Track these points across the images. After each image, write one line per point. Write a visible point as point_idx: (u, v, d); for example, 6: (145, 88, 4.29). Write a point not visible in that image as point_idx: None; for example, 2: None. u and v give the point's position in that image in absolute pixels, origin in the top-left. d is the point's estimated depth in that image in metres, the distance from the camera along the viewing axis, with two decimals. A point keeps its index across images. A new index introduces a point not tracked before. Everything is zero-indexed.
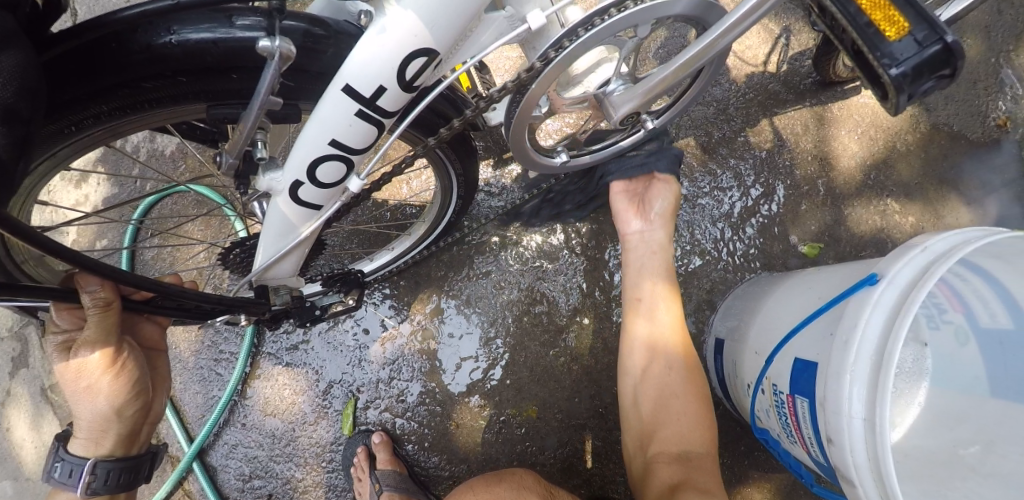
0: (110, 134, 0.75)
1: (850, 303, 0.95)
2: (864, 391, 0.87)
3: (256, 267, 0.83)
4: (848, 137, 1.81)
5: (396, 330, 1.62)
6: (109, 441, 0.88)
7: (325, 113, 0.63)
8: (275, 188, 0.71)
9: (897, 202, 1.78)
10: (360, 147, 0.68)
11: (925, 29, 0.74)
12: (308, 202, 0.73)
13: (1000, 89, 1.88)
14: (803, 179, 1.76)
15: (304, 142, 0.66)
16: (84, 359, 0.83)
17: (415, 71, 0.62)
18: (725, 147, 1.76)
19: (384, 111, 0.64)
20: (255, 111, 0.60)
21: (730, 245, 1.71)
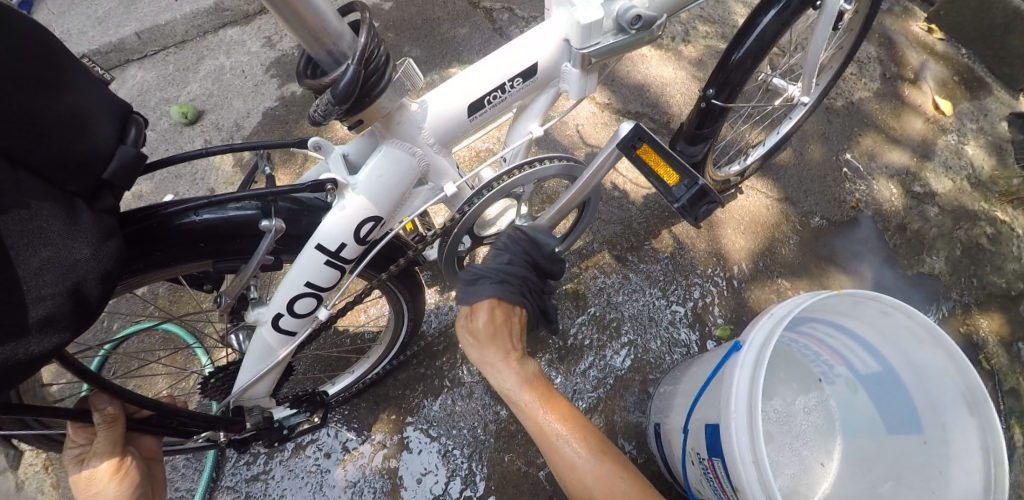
0: (134, 287, 0.93)
1: (727, 368, 1.18)
2: (746, 438, 1.06)
3: (237, 389, 0.99)
4: (733, 234, 2.18)
5: (357, 450, 1.71)
6: None
7: (303, 263, 0.85)
8: (261, 319, 0.90)
9: (787, 281, 2.12)
10: (327, 285, 0.90)
11: (688, 176, 1.10)
12: (285, 329, 0.92)
13: (845, 180, 2.37)
14: (704, 273, 2.09)
15: (285, 285, 0.87)
16: (94, 469, 0.95)
17: (367, 231, 0.87)
18: (635, 254, 2.08)
19: (346, 258, 0.88)
20: (253, 264, 0.84)
21: (653, 336, 1.96)
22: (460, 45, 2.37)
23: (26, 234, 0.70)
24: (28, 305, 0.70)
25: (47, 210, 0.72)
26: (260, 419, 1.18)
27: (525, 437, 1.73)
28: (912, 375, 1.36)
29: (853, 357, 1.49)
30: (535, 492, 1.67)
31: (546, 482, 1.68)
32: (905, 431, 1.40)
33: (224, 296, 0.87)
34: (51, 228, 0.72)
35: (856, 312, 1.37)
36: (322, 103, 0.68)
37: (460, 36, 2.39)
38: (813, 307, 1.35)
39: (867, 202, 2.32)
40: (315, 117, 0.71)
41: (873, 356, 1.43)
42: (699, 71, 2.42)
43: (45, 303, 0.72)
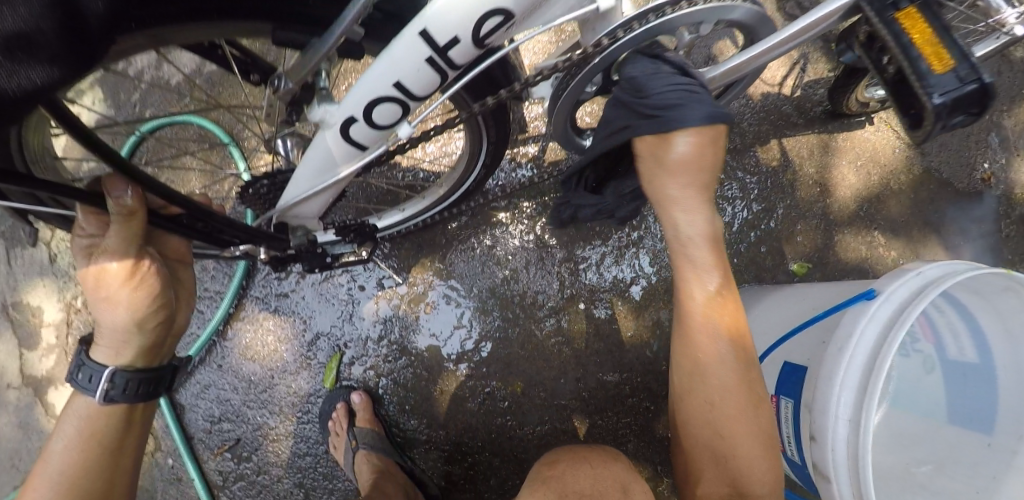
0: (172, 41, 0.78)
1: (848, 313, 1.05)
2: (852, 395, 0.97)
3: (286, 201, 0.84)
4: (847, 168, 1.84)
5: (392, 290, 1.64)
6: (130, 351, 0.95)
7: (399, 55, 0.65)
8: (327, 120, 0.72)
9: (884, 236, 1.81)
10: (420, 94, 0.69)
11: (966, 68, 0.83)
12: (356, 142, 0.74)
13: (988, 147, 1.87)
14: (803, 200, 1.81)
15: (365, 82, 0.67)
16: (105, 268, 0.90)
17: (489, 30, 0.64)
18: (733, 159, 1.80)
19: (453, 63, 0.67)
20: (331, 40, 0.63)
21: (725, 252, 1.76)
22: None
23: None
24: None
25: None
26: (303, 242, 1.07)
27: (563, 317, 1.63)
28: (1017, 376, 1.10)
29: (945, 328, 1.21)
30: (564, 371, 1.62)
31: (575, 365, 1.62)
32: (971, 422, 1.18)
33: (285, 79, 0.69)
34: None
35: (996, 293, 1.09)
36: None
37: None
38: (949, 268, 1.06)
39: (1002, 178, 1.86)
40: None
41: (978, 341, 1.16)
42: None
43: (9, 13, 0.55)
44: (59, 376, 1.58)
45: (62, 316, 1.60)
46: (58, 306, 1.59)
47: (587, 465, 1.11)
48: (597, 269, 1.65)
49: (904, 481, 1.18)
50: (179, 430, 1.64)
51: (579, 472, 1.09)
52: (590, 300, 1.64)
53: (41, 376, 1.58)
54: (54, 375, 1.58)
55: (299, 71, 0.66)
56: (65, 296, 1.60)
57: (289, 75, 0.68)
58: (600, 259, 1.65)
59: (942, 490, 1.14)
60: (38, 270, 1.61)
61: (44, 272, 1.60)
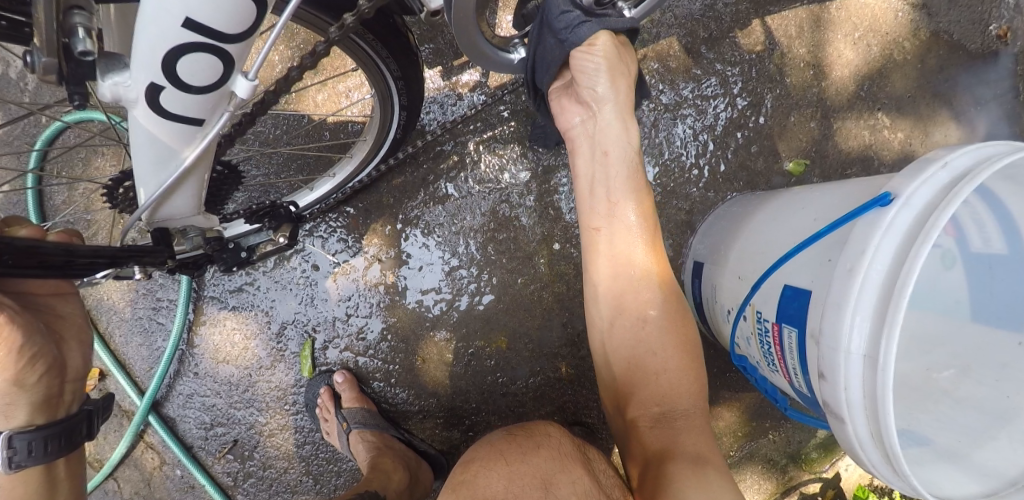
0: None
1: (860, 224, 0.89)
2: (867, 324, 0.84)
3: (142, 203, 0.69)
4: (844, 42, 1.61)
5: (349, 265, 1.48)
6: (21, 411, 0.82)
7: None
8: (123, 96, 0.58)
9: (888, 117, 1.61)
10: (232, 31, 0.54)
11: None
12: (177, 115, 0.60)
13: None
14: (794, 87, 1.59)
15: (150, 31, 0.53)
16: None
17: None
18: (710, 49, 1.56)
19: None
20: None
21: (713, 162, 1.55)
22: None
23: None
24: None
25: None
26: (203, 242, 0.88)
27: (541, 262, 1.48)
28: None
29: (963, 214, 0.98)
30: (548, 318, 1.49)
31: (560, 310, 1.49)
32: (998, 319, 1.00)
33: (32, 52, 0.52)
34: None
35: None
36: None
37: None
38: (986, 155, 0.85)
39: (1019, 32, 1.64)
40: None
41: (1011, 229, 0.95)
42: None
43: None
44: None
45: None
46: None
47: (500, 461, 1.01)
48: (567, 206, 1.48)
49: (925, 395, 1.03)
50: (175, 443, 1.53)
51: (493, 473, 0.97)
52: (566, 238, 1.48)
53: None
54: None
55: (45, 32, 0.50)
56: None
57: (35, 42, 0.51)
58: (570, 193, 1.48)
59: (968, 402, 0.99)
60: None
61: None
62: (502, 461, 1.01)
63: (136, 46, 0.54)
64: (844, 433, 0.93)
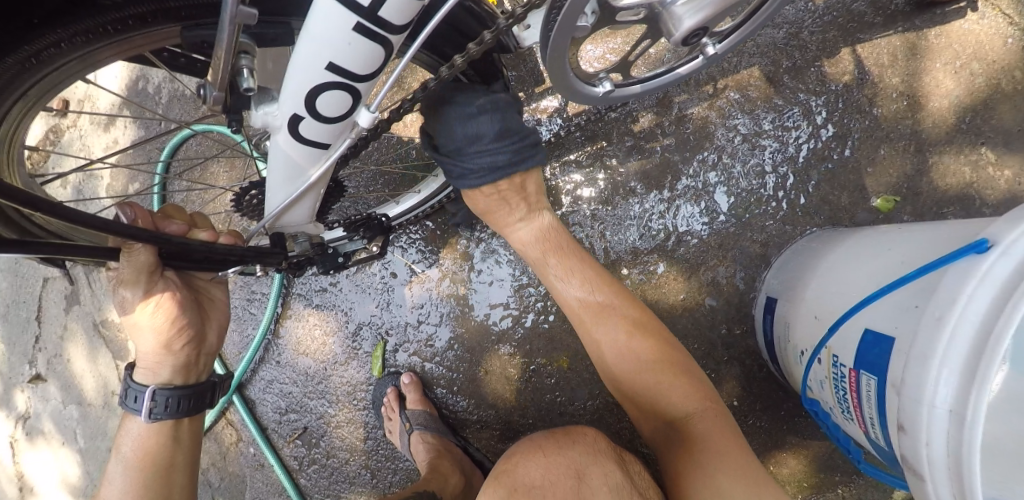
0: (100, 62, 0.78)
1: (952, 271, 0.85)
2: (954, 378, 0.80)
3: (269, 213, 0.79)
4: (943, 71, 1.53)
5: (425, 275, 1.58)
6: (166, 370, 0.88)
7: (321, 32, 0.59)
8: (271, 123, 0.67)
9: (993, 152, 1.50)
10: (363, 71, 0.63)
11: None
12: (312, 140, 0.69)
13: None
14: (885, 118, 1.53)
15: (299, 70, 0.62)
16: (121, 299, 0.83)
17: None
18: (792, 78, 1.53)
19: (387, 22, 0.59)
20: (229, 31, 0.56)
21: (791, 194, 1.52)
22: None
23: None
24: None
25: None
26: (307, 247, 0.99)
27: None
28: None
29: None
30: None
31: None
32: None
33: (206, 88, 0.62)
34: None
35: None
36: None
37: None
38: None
39: None
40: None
41: None
42: None
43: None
44: None
45: None
46: None
47: (540, 452, 1.03)
48: (638, 230, 1.52)
49: None
50: (253, 422, 1.67)
51: (533, 463, 1.00)
52: (635, 263, 1.51)
53: None
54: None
55: (218, 72, 0.60)
56: None
57: (209, 80, 0.61)
58: (636, 219, 1.52)
59: None
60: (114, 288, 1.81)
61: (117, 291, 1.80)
62: (543, 453, 1.02)
63: (286, 85, 0.64)
64: (922, 493, 0.89)
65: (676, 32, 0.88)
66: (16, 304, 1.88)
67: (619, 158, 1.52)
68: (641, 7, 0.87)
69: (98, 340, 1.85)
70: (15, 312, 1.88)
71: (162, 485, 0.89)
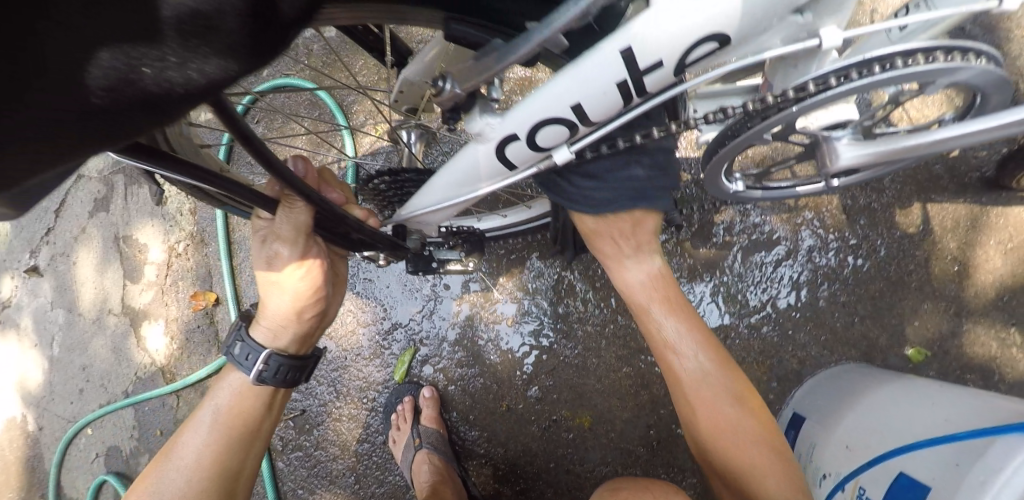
0: None
1: (1001, 443, 0.89)
2: None
3: (423, 205, 0.81)
4: (996, 249, 1.57)
5: (478, 296, 1.61)
6: (286, 336, 0.87)
7: (589, 73, 0.56)
8: (483, 134, 0.63)
9: (1021, 335, 1.53)
10: (597, 119, 0.61)
11: None
12: (508, 161, 0.66)
13: None
14: (934, 276, 1.57)
15: (541, 97, 0.58)
16: (275, 251, 0.83)
17: (698, 55, 0.57)
18: (866, 217, 1.59)
19: (643, 88, 0.59)
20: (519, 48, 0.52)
21: (836, 320, 1.56)
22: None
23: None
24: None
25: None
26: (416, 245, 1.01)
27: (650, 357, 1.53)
28: None
29: None
30: (638, 415, 1.52)
31: (650, 411, 1.51)
32: None
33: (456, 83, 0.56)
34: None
35: None
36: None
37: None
38: None
39: None
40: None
41: None
42: None
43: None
44: (153, 313, 2.01)
45: (161, 252, 2.03)
46: (162, 246, 2.03)
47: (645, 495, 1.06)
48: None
49: None
50: None
51: None
52: None
53: (138, 309, 2.02)
54: (150, 308, 2.02)
55: (483, 76, 0.55)
56: (170, 238, 2.03)
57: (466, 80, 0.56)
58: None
59: None
60: (148, 211, 2.04)
61: (155, 212, 2.03)
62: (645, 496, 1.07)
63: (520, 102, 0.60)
64: None
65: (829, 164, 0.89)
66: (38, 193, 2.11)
67: (689, 240, 1.58)
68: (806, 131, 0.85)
69: (113, 254, 2.04)
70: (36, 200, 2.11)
71: (245, 450, 0.89)
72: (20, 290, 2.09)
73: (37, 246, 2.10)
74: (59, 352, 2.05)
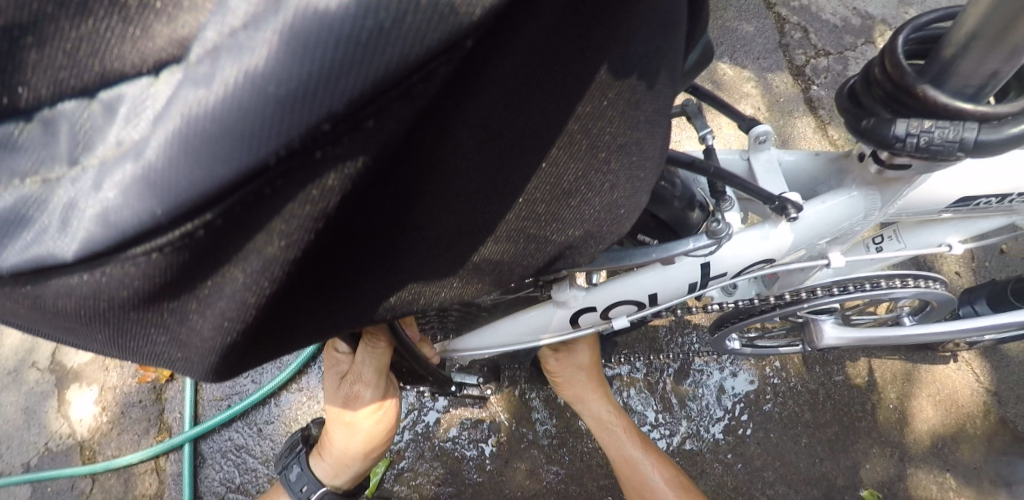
0: None
1: None
2: None
3: (471, 343, 0.85)
4: (927, 401, 1.77)
5: (466, 410, 1.63)
6: (342, 476, 1.06)
7: (672, 272, 0.72)
8: (567, 301, 0.73)
9: (955, 479, 1.70)
10: (658, 303, 0.75)
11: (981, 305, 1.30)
12: (576, 324, 0.77)
13: None
14: (881, 422, 1.74)
15: (628, 284, 0.73)
16: (360, 398, 1.01)
17: (749, 269, 0.77)
18: (821, 366, 1.77)
19: (703, 286, 0.76)
20: (643, 256, 0.66)
21: (798, 457, 1.66)
22: (737, 41, 1.94)
23: (556, 93, 0.44)
24: (480, 222, 0.50)
25: (590, 113, 0.48)
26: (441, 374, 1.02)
27: None
28: None
29: None
30: None
31: None
32: None
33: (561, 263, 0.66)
34: (571, 100, 0.46)
35: None
36: (934, 127, 0.64)
37: (734, 6, 1.99)
38: None
39: None
40: (917, 141, 0.65)
41: None
42: None
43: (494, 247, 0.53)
44: (83, 380, 1.85)
45: None
46: None
47: None
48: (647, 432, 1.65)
49: None
50: None
51: None
52: None
53: (65, 374, 1.85)
54: (81, 375, 1.85)
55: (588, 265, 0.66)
56: None
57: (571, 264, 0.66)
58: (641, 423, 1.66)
59: None
60: None
61: None
62: None
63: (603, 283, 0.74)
64: None
65: (816, 341, 0.99)
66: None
67: (672, 378, 1.70)
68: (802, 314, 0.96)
69: None
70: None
71: None
72: None
73: None
74: None
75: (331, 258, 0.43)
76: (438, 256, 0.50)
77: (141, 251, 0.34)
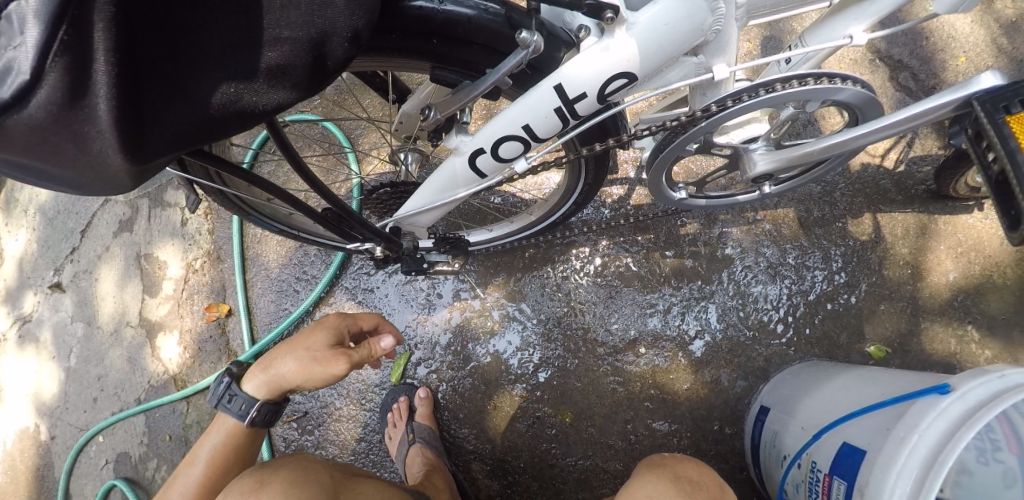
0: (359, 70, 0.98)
1: (917, 403, 0.96)
2: (907, 487, 0.87)
3: (409, 207, 1.09)
4: (946, 254, 1.69)
5: (468, 303, 1.79)
6: (267, 362, 1.21)
7: (534, 102, 0.88)
8: (460, 147, 0.96)
9: (978, 331, 1.62)
10: (541, 135, 0.93)
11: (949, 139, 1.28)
12: (479, 168, 0.99)
13: None
14: (890, 279, 1.69)
15: (498, 123, 0.92)
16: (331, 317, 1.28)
17: (614, 88, 0.88)
18: (821, 228, 1.75)
19: (576, 112, 0.90)
20: (488, 83, 0.84)
21: (794, 320, 1.69)
22: None
23: None
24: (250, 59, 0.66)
25: None
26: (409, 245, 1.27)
27: (627, 357, 1.68)
28: None
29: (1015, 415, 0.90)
30: (614, 411, 1.65)
31: (626, 407, 1.65)
32: None
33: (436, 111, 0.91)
34: None
35: None
36: None
37: None
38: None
39: None
40: None
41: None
42: (1010, 38, 1.74)
43: (283, 46, 0.66)
44: (167, 324, 2.12)
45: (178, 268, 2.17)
46: (180, 262, 2.17)
47: None
48: (638, 313, 1.71)
49: None
50: None
51: None
52: (652, 343, 1.68)
53: (153, 321, 2.13)
54: (164, 322, 2.13)
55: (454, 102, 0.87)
56: (188, 256, 2.17)
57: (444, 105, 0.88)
58: (631, 300, 1.72)
59: None
60: (169, 230, 2.21)
61: (176, 230, 2.20)
62: None
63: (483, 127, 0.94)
64: None
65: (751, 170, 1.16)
66: (74, 215, 2.29)
67: (660, 254, 1.75)
68: (728, 144, 1.14)
69: (133, 271, 2.18)
70: (66, 220, 2.28)
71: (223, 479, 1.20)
72: (43, 305, 2.22)
73: (60, 264, 2.25)
74: (78, 370, 2.14)
75: (161, 79, 0.61)
76: (235, 58, 0.65)
77: (56, 60, 0.53)
